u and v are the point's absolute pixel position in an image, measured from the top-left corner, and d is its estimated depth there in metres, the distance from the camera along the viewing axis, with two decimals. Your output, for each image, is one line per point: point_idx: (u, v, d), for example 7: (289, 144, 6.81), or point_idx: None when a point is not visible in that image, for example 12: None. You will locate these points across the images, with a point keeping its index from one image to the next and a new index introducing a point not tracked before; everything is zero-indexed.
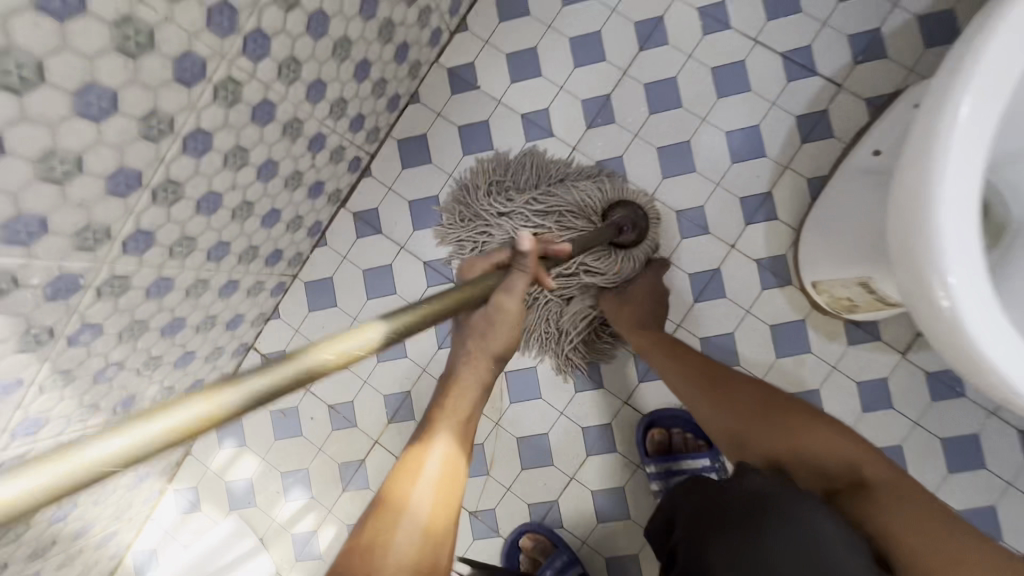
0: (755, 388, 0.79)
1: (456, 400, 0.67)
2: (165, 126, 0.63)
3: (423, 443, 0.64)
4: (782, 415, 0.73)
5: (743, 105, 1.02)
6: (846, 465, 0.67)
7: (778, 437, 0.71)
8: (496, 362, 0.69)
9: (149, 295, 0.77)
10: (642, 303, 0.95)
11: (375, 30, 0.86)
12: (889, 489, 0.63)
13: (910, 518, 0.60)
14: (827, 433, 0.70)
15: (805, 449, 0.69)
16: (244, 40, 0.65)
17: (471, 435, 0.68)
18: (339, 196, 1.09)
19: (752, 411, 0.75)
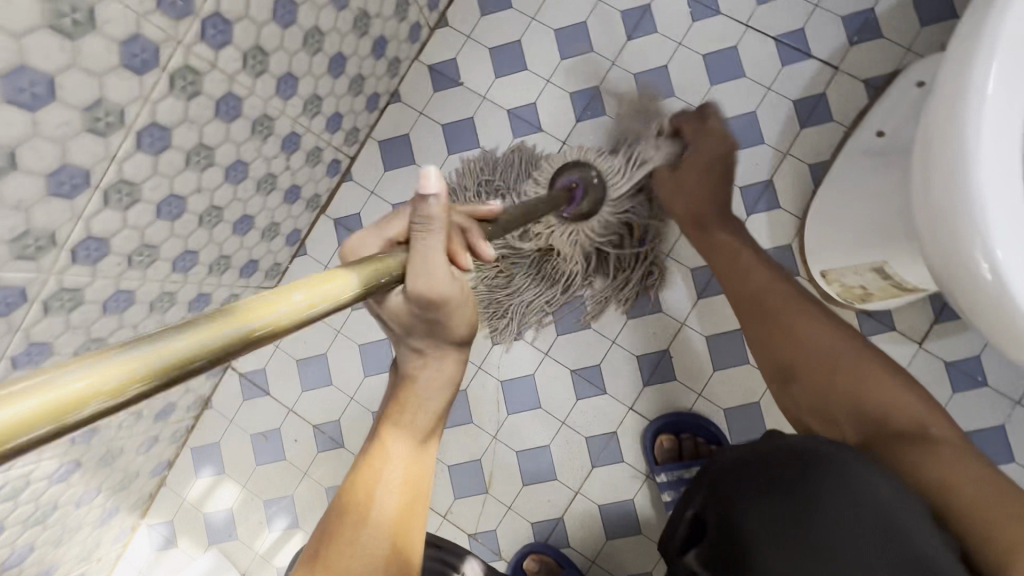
0: (822, 315, 0.71)
1: (413, 398, 0.63)
2: (114, 119, 0.57)
3: (378, 457, 0.60)
4: (848, 352, 0.66)
5: (738, 92, 0.98)
6: (913, 420, 0.59)
7: (831, 377, 0.65)
8: (460, 353, 0.63)
9: (107, 311, 0.71)
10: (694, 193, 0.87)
11: (349, 21, 0.81)
12: (954, 454, 0.55)
13: (976, 485, 0.52)
14: (892, 385, 0.63)
15: (861, 395, 0.63)
16: (201, 24, 0.60)
17: (432, 443, 0.65)
18: (318, 202, 1.03)
19: (812, 342, 0.69)
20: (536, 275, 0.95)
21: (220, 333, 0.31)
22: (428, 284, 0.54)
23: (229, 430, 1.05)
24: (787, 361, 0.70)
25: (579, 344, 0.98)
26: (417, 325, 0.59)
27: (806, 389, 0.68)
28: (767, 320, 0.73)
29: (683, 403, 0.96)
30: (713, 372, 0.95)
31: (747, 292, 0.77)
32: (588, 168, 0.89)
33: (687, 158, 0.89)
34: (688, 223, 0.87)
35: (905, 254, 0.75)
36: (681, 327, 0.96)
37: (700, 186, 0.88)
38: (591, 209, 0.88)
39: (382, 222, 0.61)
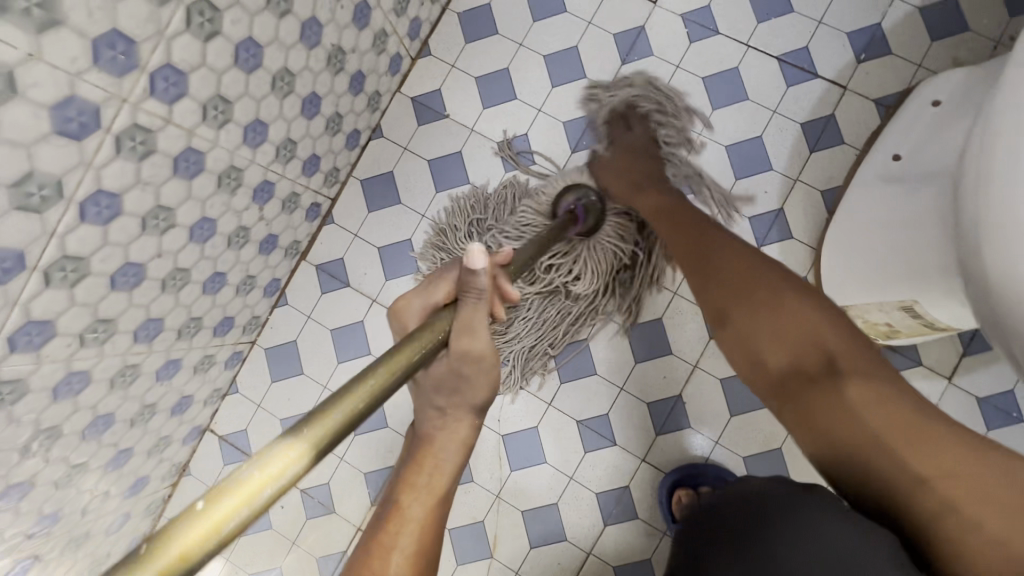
0: (751, 252, 0.65)
1: (429, 478, 0.51)
2: (50, 191, 0.50)
3: (384, 533, 0.48)
4: (779, 292, 0.61)
5: (742, 115, 0.92)
6: (826, 352, 0.56)
7: (760, 315, 0.60)
8: (479, 415, 0.55)
9: (57, 396, 0.63)
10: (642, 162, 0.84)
11: (323, 59, 0.74)
12: (870, 388, 0.53)
13: (877, 411, 0.52)
14: (819, 319, 0.58)
15: (788, 339, 0.58)
16: (150, 78, 0.53)
17: (446, 522, 0.52)
18: (298, 248, 0.95)
19: (746, 284, 0.63)
20: (539, 322, 0.90)
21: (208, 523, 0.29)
22: (468, 345, 0.53)
23: None
24: (721, 302, 0.64)
25: (585, 392, 0.91)
26: (447, 380, 0.53)
27: (741, 332, 0.62)
28: (702, 270, 0.67)
29: (698, 453, 0.89)
30: (730, 417, 0.89)
31: (685, 246, 0.70)
32: (590, 189, 0.87)
33: (621, 138, 0.88)
34: (629, 190, 0.82)
35: (936, 294, 0.71)
36: (693, 370, 0.90)
37: (647, 156, 0.86)
38: (596, 224, 0.84)
39: (427, 285, 0.60)
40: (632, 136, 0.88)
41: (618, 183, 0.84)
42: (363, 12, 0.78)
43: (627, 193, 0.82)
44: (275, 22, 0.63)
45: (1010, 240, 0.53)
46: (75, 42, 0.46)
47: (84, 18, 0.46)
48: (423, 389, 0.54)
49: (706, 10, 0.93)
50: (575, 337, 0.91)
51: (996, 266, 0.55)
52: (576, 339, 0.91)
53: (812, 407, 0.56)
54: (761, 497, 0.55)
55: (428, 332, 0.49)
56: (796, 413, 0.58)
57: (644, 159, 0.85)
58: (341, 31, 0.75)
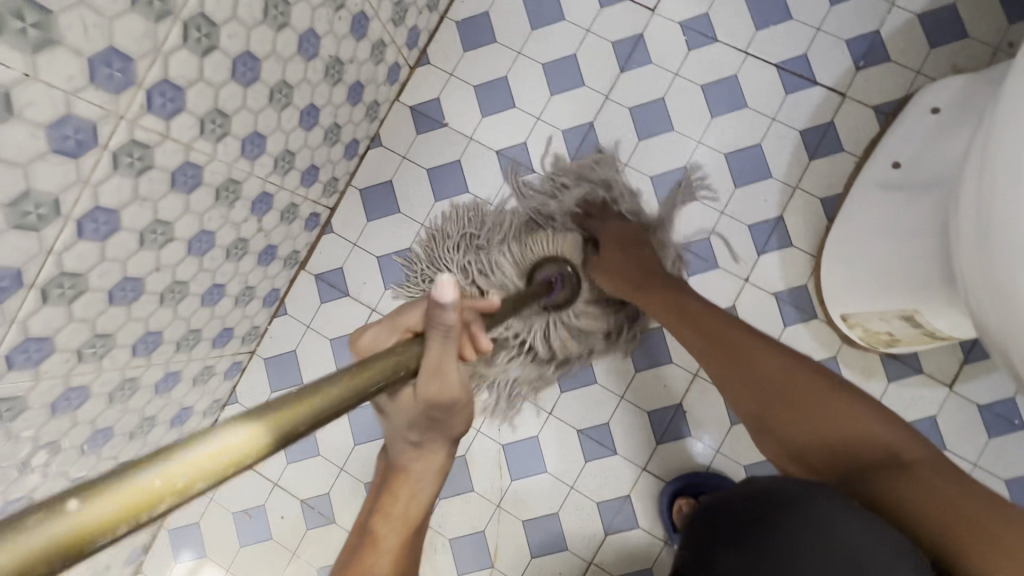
0: (790, 355, 0.66)
1: (403, 505, 0.55)
2: (47, 210, 0.50)
3: (361, 561, 0.51)
4: (825, 394, 0.62)
5: (741, 123, 0.92)
6: (872, 442, 0.58)
7: (800, 416, 0.62)
8: (451, 447, 0.58)
9: (55, 412, 0.63)
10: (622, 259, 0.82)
11: (321, 70, 0.74)
12: (922, 473, 0.55)
13: (937, 493, 0.53)
14: (855, 410, 0.60)
15: (843, 441, 0.59)
16: (147, 94, 0.53)
17: (419, 546, 0.56)
18: (297, 258, 0.95)
19: (791, 390, 0.63)
20: (527, 349, 0.90)
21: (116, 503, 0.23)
22: (436, 390, 0.51)
23: (210, 510, 0.97)
24: (765, 413, 0.64)
25: (585, 401, 0.91)
26: (419, 419, 0.53)
27: (790, 439, 0.62)
28: (746, 374, 0.67)
29: (699, 462, 0.89)
30: (731, 425, 0.88)
31: (725, 343, 0.70)
32: (565, 261, 0.89)
33: (608, 230, 0.86)
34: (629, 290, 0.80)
35: (935, 303, 0.71)
36: (693, 379, 0.89)
37: (633, 244, 0.83)
38: (570, 296, 0.89)
39: (397, 318, 0.58)
40: (619, 226, 0.86)
41: (620, 285, 0.81)
42: (361, 23, 0.77)
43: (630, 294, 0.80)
44: (272, 35, 0.63)
45: (1009, 254, 0.53)
46: (72, 61, 0.46)
47: (80, 37, 0.46)
48: (393, 425, 0.54)
49: (705, 18, 0.93)
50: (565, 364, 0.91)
51: (997, 279, 0.54)
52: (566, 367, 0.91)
53: (886, 507, 0.55)
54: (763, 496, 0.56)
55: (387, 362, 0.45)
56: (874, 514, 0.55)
57: (637, 252, 0.82)
58: (339, 42, 0.75)
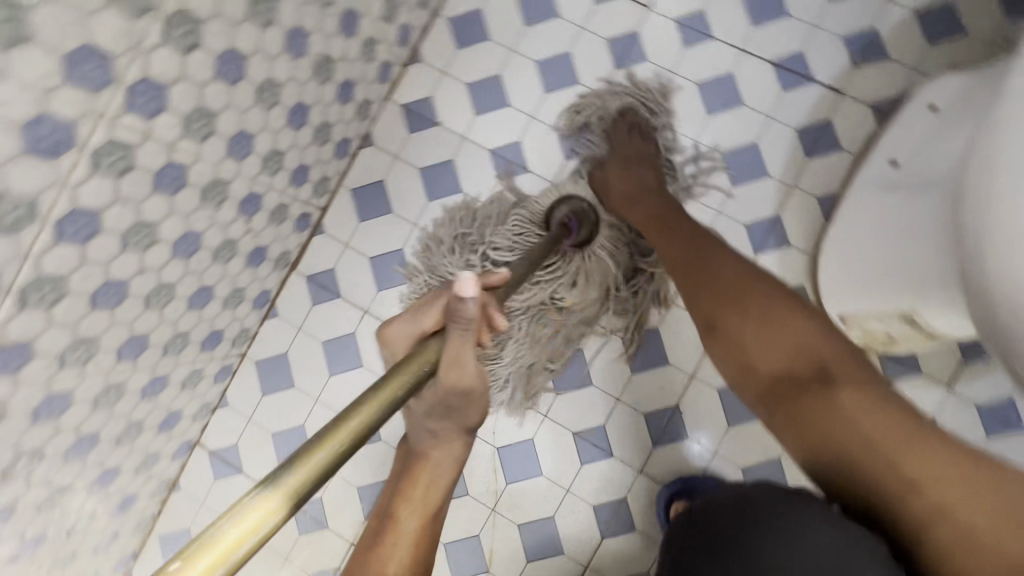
0: (749, 267, 0.65)
1: (423, 490, 0.55)
2: (24, 212, 0.49)
3: (381, 544, 0.52)
4: (775, 302, 0.61)
5: (737, 121, 0.91)
6: (818, 364, 0.56)
7: (750, 325, 0.60)
8: (471, 435, 0.57)
9: (37, 419, 0.61)
10: (639, 170, 0.84)
11: (310, 68, 0.73)
12: (862, 396, 0.53)
13: (874, 421, 0.51)
14: (810, 330, 0.58)
15: (780, 346, 0.58)
16: (127, 93, 0.51)
17: (438, 531, 0.56)
18: (287, 259, 0.94)
19: (741, 294, 0.62)
20: (539, 336, 0.89)
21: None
22: (457, 378, 0.52)
23: (200, 515, 0.95)
24: (709, 311, 0.63)
25: (581, 404, 0.90)
26: (437, 406, 0.54)
27: (734, 343, 0.61)
28: (698, 277, 0.66)
29: (696, 464, 0.88)
30: (729, 427, 0.87)
31: (681, 256, 0.69)
32: (579, 201, 0.90)
33: (617, 148, 0.87)
34: (621, 201, 0.82)
35: (935, 304, 0.70)
36: (689, 380, 0.88)
37: (645, 163, 0.85)
38: (590, 236, 0.88)
39: (414, 310, 0.60)
40: (630, 144, 0.87)
41: (613, 196, 0.83)
42: (350, 20, 0.76)
43: (621, 205, 0.82)
44: (258, 33, 0.62)
45: (1008, 255, 0.52)
46: (46, 58, 0.44)
47: (55, 33, 0.44)
48: (415, 414, 0.56)
49: (700, 15, 0.92)
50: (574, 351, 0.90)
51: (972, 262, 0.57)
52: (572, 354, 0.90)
53: (795, 416, 0.56)
54: (747, 499, 0.56)
55: (413, 364, 0.48)
56: (786, 421, 0.57)
57: (641, 167, 0.84)
58: (328, 39, 0.73)
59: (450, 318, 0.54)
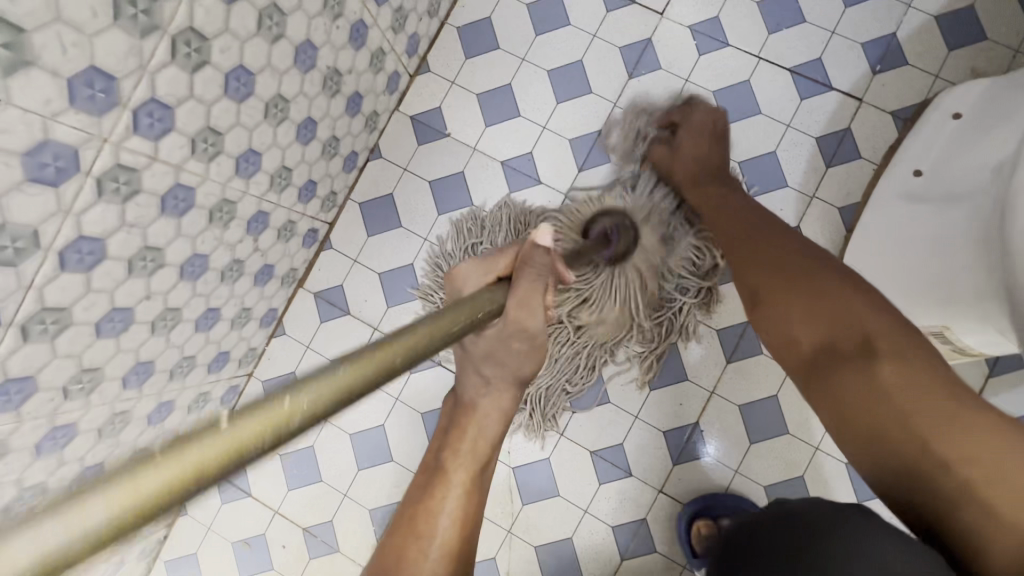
0: (803, 246, 0.63)
1: (471, 441, 0.53)
2: (25, 243, 0.46)
3: (432, 496, 0.50)
4: (832, 281, 0.58)
5: (755, 130, 0.89)
6: (857, 333, 0.54)
7: (793, 287, 0.59)
8: (521, 388, 0.55)
9: (40, 453, 0.60)
10: (694, 139, 0.83)
11: (318, 82, 0.70)
12: (895, 369, 0.51)
13: (911, 396, 0.49)
14: (854, 299, 0.56)
15: (830, 321, 0.56)
16: (133, 115, 0.49)
17: (487, 488, 0.54)
18: (294, 276, 0.91)
19: (800, 274, 0.60)
20: (559, 356, 0.87)
21: (167, 478, 0.23)
22: (520, 318, 0.52)
23: (208, 539, 0.93)
24: (760, 284, 0.62)
25: (598, 422, 0.88)
26: (497, 352, 0.53)
27: (773, 315, 0.60)
28: (744, 258, 0.65)
29: (718, 482, 0.86)
30: (750, 444, 0.85)
31: (738, 232, 0.68)
32: (621, 213, 0.85)
33: (694, 119, 0.84)
34: (684, 181, 0.82)
35: (965, 320, 0.69)
36: (709, 397, 0.86)
37: (709, 136, 0.83)
38: (628, 248, 0.84)
39: (488, 255, 0.58)
40: (699, 116, 0.84)
41: (682, 170, 0.82)
42: (360, 31, 0.74)
43: (686, 184, 0.82)
44: (267, 48, 0.59)
45: None
46: (48, 82, 0.42)
47: (58, 57, 0.42)
48: (470, 355, 0.54)
49: (714, 21, 0.90)
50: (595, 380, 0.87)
51: None
52: (592, 376, 0.87)
53: (829, 389, 0.54)
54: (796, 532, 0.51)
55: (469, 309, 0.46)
56: (821, 395, 0.55)
57: (711, 139, 0.83)
58: (337, 53, 0.71)
59: (521, 267, 0.54)
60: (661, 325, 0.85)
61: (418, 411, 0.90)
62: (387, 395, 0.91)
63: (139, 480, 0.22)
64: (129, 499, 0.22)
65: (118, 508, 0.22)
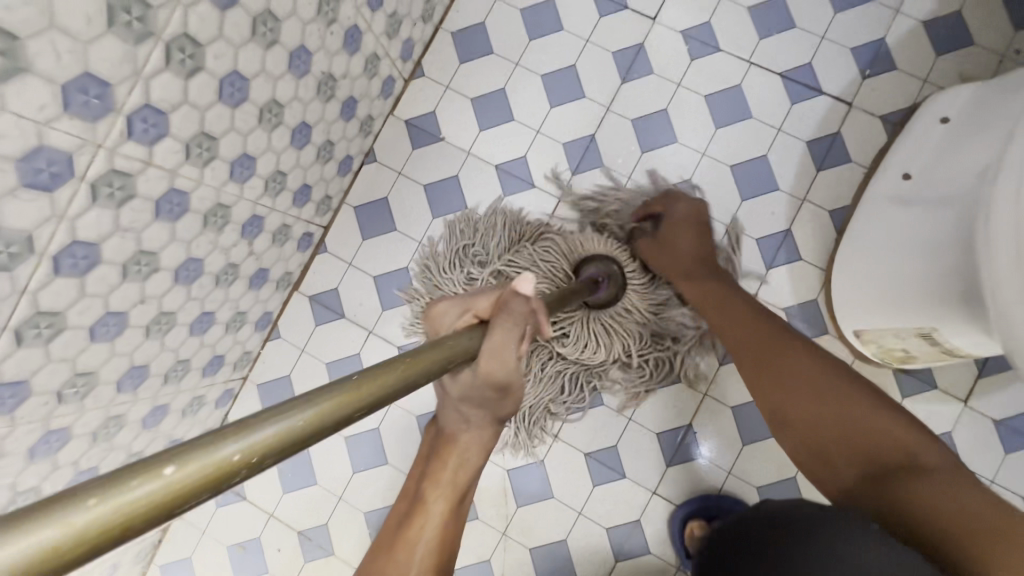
0: (821, 355, 0.64)
1: (452, 472, 0.52)
2: (19, 248, 0.46)
3: (410, 526, 0.50)
4: (848, 390, 0.60)
5: (746, 134, 0.90)
6: (894, 448, 0.55)
7: (818, 396, 0.60)
8: (501, 425, 0.53)
9: (33, 458, 0.60)
10: (678, 236, 0.81)
11: (313, 87, 0.71)
12: (942, 480, 0.51)
13: (969, 502, 0.49)
14: (873, 413, 0.58)
15: (858, 431, 0.57)
16: (127, 121, 0.49)
17: (465, 513, 0.54)
18: (289, 279, 0.91)
19: (817, 379, 0.61)
20: (542, 375, 0.86)
21: (91, 520, 0.21)
22: (493, 368, 0.48)
23: (202, 543, 0.93)
24: (781, 403, 0.62)
25: (593, 424, 0.88)
26: (475, 396, 0.50)
27: (799, 430, 0.61)
28: (766, 374, 0.64)
29: (712, 484, 0.86)
30: (743, 446, 0.86)
31: (754, 340, 0.68)
32: (613, 260, 0.84)
33: (678, 211, 0.82)
34: (680, 275, 0.79)
35: (958, 321, 0.69)
36: (702, 400, 0.87)
37: (690, 230, 0.81)
38: (617, 294, 0.83)
39: (470, 294, 0.56)
40: (682, 208, 0.83)
41: (674, 265, 0.79)
42: (354, 36, 0.74)
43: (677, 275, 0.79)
44: (261, 53, 0.60)
45: None
46: (43, 89, 0.43)
47: (53, 64, 0.42)
48: (449, 394, 0.51)
49: (706, 26, 0.91)
50: (578, 401, 0.88)
51: None
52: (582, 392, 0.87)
53: (882, 493, 0.53)
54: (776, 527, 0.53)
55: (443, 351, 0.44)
56: (867, 499, 0.54)
57: (698, 232, 0.81)
58: (332, 58, 0.71)
59: (501, 311, 0.52)
60: (648, 364, 0.85)
61: (413, 414, 0.90)
62: None
63: (138, 483, 0.23)
64: (47, 547, 0.20)
65: (109, 512, 0.21)
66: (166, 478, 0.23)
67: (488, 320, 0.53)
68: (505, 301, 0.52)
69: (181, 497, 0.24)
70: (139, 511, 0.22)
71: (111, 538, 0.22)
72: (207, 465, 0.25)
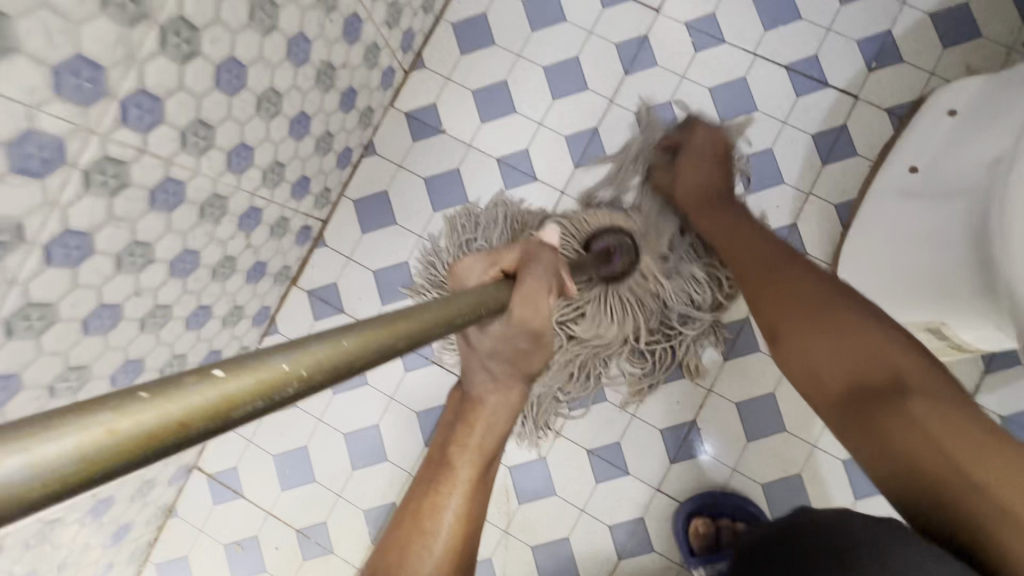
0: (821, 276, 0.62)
1: (480, 436, 0.52)
2: (9, 236, 0.45)
3: (437, 492, 0.49)
4: (847, 310, 0.58)
5: (751, 126, 0.88)
6: (888, 370, 0.53)
7: (813, 315, 0.59)
8: (527, 385, 0.54)
9: None
10: (703, 167, 0.80)
11: (312, 76, 0.69)
12: (941, 403, 0.49)
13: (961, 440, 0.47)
14: (878, 336, 0.55)
15: (852, 362, 0.55)
16: (121, 106, 0.48)
17: (491, 482, 0.53)
18: (287, 273, 0.90)
19: (823, 312, 0.58)
20: (553, 362, 0.85)
21: (138, 422, 0.21)
22: (527, 314, 0.50)
23: (199, 541, 0.91)
24: (774, 321, 0.61)
25: (597, 421, 0.87)
26: (503, 349, 0.51)
27: (794, 350, 0.59)
28: (765, 290, 0.64)
29: (716, 481, 0.85)
30: (748, 442, 0.85)
31: (751, 264, 0.67)
32: (624, 234, 0.85)
33: (695, 140, 0.82)
34: (691, 209, 0.79)
35: (962, 315, 0.69)
36: (706, 395, 0.86)
37: (710, 160, 0.80)
38: (628, 267, 0.84)
39: (492, 250, 0.56)
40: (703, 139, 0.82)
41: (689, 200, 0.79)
42: (354, 25, 0.73)
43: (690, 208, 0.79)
44: (259, 39, 0.58)
45: None
46: (33, 70, 0.41)
47: (43, 44, 0.41)
48: (476, 351, 0.52)
49: (711, 18, 0.90)
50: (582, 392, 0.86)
51: None
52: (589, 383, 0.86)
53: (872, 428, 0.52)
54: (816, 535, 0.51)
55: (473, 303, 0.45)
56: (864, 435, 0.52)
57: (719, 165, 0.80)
58: (331, 46, 0.70)
59: (528, 260, 0.53)
60: (656, 353, 0.85)
61: (413, 409, 0.89)
62: (382, 396, 0.90)
63: (176, 394, 0.23)
64: (94, 443, 0.20)
65: (153, 417, 0.22)
66: (172, 405, 0.23)
67: (513, 274, 0.54)
68: (530, 252, 0.54)
69: (219, 414, 0.24)
70: (183, 420, 0.23)
71: (135, 456, 0.22)
72: (245, 384, 0.26)
